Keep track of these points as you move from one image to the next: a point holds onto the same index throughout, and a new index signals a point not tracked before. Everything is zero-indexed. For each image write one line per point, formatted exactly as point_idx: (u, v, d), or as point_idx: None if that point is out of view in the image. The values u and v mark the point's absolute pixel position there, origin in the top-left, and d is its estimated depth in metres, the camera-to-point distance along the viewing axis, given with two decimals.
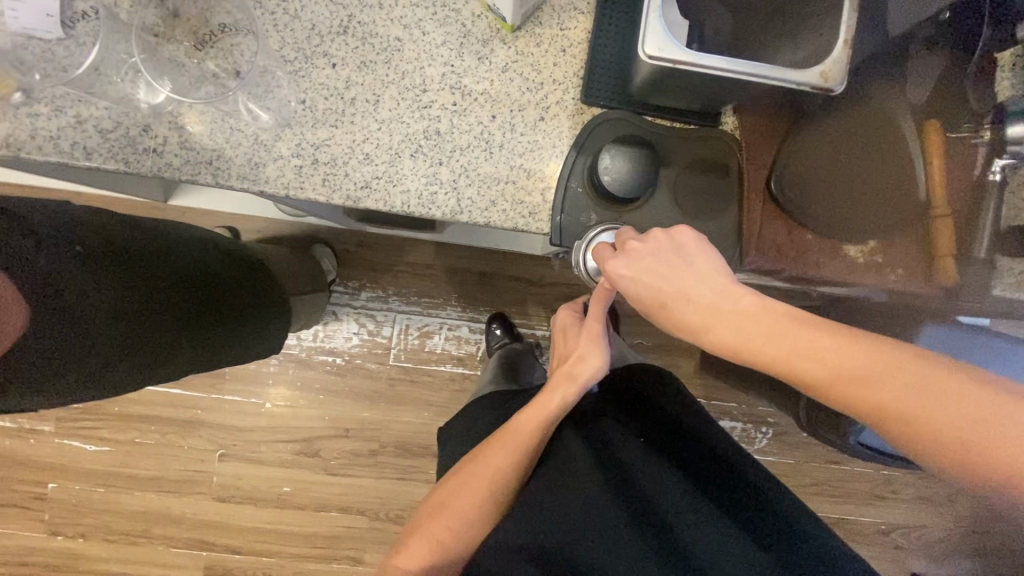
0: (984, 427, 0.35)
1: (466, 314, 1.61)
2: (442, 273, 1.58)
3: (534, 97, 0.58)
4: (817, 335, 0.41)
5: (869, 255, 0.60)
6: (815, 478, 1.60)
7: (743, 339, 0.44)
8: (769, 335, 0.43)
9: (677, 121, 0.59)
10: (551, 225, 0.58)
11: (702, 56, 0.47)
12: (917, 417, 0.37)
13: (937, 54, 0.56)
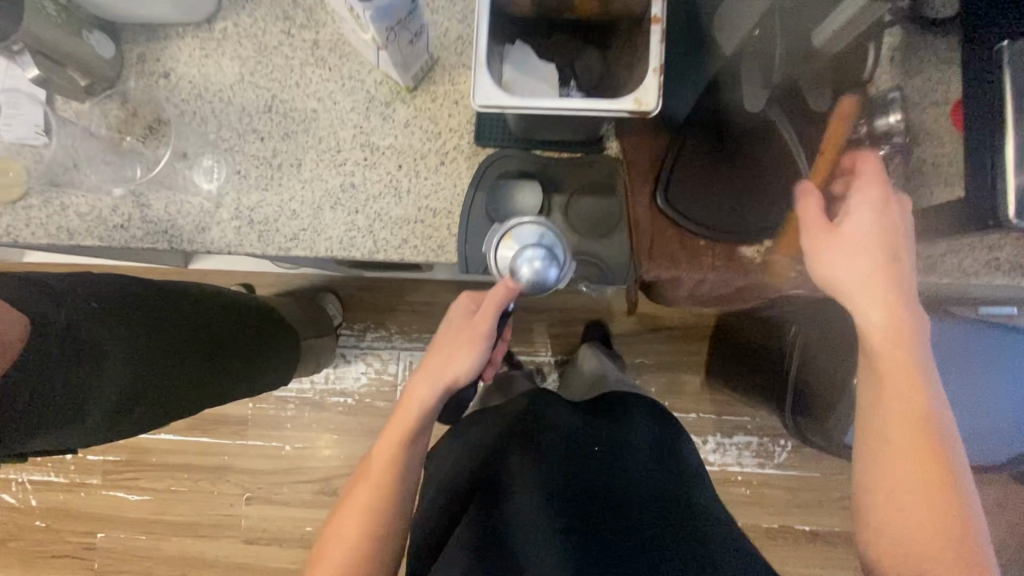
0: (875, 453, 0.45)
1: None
2: (439, 309, 1.66)
3: (434, 146, 0.65)
4: None
5: (764, 254, 0.63)
6: (842, 490, 1.53)
7: None
8: None
9: (565, 150, 0.65)
10: (459, 256, 0.64)
11: (527, 99, 0.50)
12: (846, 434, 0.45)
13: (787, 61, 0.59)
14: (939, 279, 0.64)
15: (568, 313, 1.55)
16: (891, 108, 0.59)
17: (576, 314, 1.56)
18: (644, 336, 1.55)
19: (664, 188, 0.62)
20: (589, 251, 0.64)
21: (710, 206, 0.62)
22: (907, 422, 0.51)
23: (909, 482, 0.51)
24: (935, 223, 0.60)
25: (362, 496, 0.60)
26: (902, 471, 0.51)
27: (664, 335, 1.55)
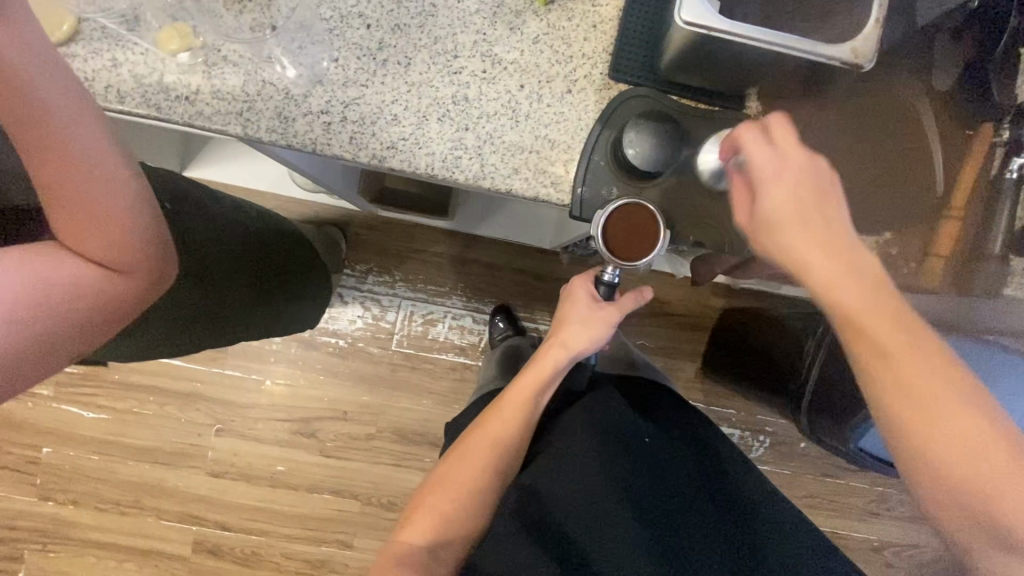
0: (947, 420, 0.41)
1: (471, 305, 1.61)
2: (450, 263, 1.59)
3: (562, 69, 0.59)
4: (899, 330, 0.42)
5: (884, 247, 0.61)
6: (812, 491, 1.58)
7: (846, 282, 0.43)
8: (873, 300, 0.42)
9: (703, 102, 0.60)
10: (572, 197, 0.59)
11: (737, 24, 0.48)
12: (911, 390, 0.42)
13: (950, 49, 0.58)
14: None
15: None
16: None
17: None
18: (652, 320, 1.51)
19: None
20: (709, 215, 0.61)
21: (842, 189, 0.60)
22: (920, 383, 0.41)
23: (990, 471, 0.40)
24: None
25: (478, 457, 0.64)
26: (938, 432, 0.41)
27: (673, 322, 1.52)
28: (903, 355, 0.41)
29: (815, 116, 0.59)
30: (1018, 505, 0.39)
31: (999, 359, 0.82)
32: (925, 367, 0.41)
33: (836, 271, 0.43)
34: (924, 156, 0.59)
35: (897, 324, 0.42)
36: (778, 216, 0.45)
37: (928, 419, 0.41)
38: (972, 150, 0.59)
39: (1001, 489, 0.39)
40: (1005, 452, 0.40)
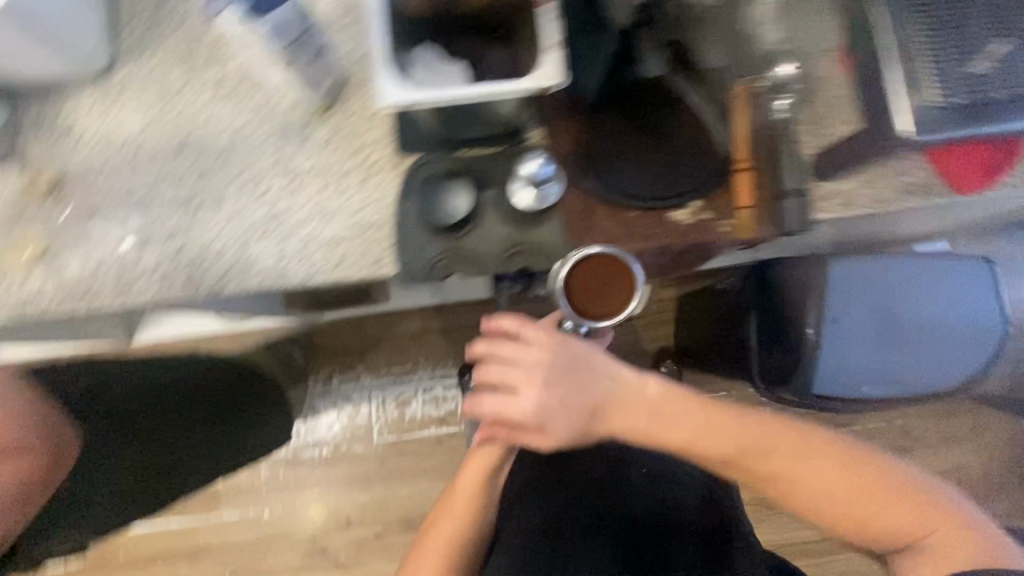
0: (822, 492, 0.62)
1: (437, 374, 1.46)
2: (403, 340, 1.45)
3: (355, 160, 0.64)
4: (752, 440, 0.61)
5: (694, 216, 0.65)
6: None
7: (709, 433, 0.60)
8: (721, 441, 0.60)
9: (491, 146, 0.66)
10: (397, 266, 0.63)
11: (430, 92, 0.53)
12: (791, 484, 0.62)
13: (686, 21, 0.63)
14: (860, 212, 0.67)
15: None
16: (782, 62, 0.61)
17: None
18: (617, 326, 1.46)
19: (591, 167, 0.65)
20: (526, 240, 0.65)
21: (633, 177, 0.65)
22: (811, 477, 0.62)
23: (873, 502, 0.61)
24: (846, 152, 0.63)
25: (448, 521, 0.72)
26: (829, 503, 0.62)
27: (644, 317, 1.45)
28: (790, 459, 0.61)
29: (593, 124, 0.66)
30: (863, 501, 0.61)
31: (862, 273, 0.97)
32: (805, 447, 0.62)
33: (745, 426, 0.61)
34: (697, 126, 0.66)
35: (788, 435, 0.62)
36: (627, 405, 0.60)
37: (818, 494, 0.62)
38: (736, 106, 0.62)
39: (878, 514, 0.61)
40: (864, 481, 0.62)
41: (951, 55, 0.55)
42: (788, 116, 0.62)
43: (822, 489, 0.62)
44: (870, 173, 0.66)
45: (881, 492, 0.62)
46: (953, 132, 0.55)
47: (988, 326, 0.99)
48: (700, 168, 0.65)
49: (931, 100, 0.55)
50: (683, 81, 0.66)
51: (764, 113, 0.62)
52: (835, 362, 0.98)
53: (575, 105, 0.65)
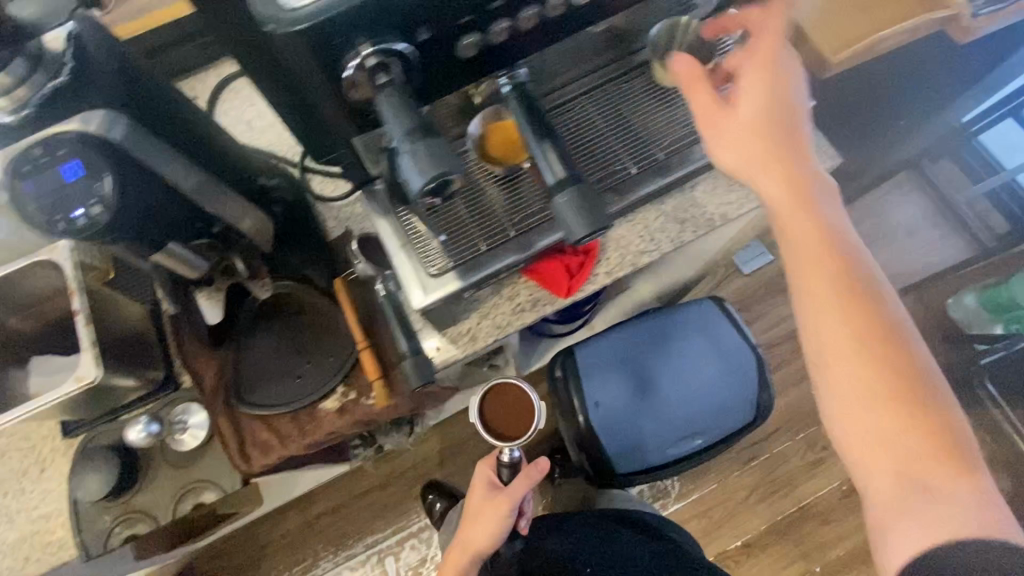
0: (900, 436, 0.44)
1: (341, 558, 1.43)
2: (298, 536, 1.44)
3: (30, 458, 0.70)
4: (865, 326, 0.45)
5: (343, 398, 0.72)
6: (749, 485, 1.45)
7: (824, 322, 0.46)
8: (841, 318, 0.46)
9: (148, 401, 0.71)
10: (76, 549, 0.66)
11: None
12: (864, 407, 0.45)
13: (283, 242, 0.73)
14: (490, 341, 0.75)
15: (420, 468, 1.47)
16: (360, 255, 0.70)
17: (421, 463, 1.48)
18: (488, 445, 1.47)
19: (237, 388, 0.72)
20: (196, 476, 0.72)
21: (276, 385, 0.72)
22: (860, 352, 0.45)
23: (883, 430, 0.44)
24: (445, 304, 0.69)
25: None
26: (864, 415, 0.45)
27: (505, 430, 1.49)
28: (848, 319, 0.45)
29: (233, 348, 0.73)
30: (918, 459, 0.44)
31: (609, 351, 1.05)
32: (867, 323, 0.45)
33: (798, 257, 0.48)
34: (323, 319, 0.74)
35: (851, 286, 0.46)
36: (477, 526, 0.83)
37: (863, 389, 0.45)
38: (341, 296, 0.71)
39: (890, 449, 0.44)
40: (910, 384, 0.44)
41: (442, 221, 0.62)
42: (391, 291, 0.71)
43: (898, 416, 0.44)
44: (483, 306, 0.75)
45: (921, 415, 0.44)
46: (470, 279, 0.62)
47: (738, 352, 1.05)
48: (334, 354, 0.73)
49: (438, 266, 0.62)
50: (295, 285, 0.74)
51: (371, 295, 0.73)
52: (617, 437, 1.03)
53: (209, 338, 0.72)
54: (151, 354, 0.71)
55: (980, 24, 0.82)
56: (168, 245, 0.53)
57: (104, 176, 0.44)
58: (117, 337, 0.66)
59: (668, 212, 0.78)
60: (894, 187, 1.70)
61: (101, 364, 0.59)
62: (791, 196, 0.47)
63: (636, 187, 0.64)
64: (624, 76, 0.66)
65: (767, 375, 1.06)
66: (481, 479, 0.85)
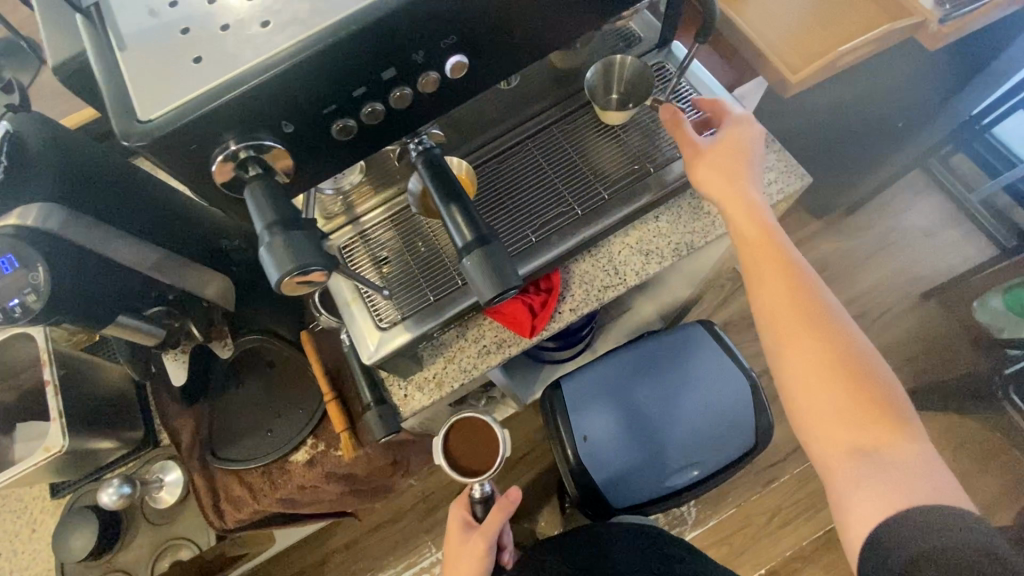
0: (841, 405, 0.49)
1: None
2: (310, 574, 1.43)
3: (21, 520, 0.73)
4: (804, 309, 0.52)
5: (313, 449, 0.73)
6: (771, 508, 1.37)
7: (773, 306, 0.53)
8: (786, 307, 0.53)
9: (130, 460, 0.74)
10: None
11: None
12: (808, 382, 0.50)
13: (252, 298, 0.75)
14: (456, 386, 0.73)
15: (427, 501, 1.45)
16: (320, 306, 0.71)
17: (429, 494, 1.47)
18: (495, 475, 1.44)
19: (209, 445, 0.73)
20: (176, 532, 0.74)
21: (246, 440, 0.73)
22: (809, 339, 0.51)
23: (830, 405, 0.49)
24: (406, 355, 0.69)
25: None
26: (819, 392, 0.50)
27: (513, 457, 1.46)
28: (795, 311, 0.52)
29: (204, 405, 0.74)
30: (860, 423, 0.48)
31: (594, 382, 1.03)
32: (809, 313, 0.52)
33: (751, 267, 0.56)
34: (292, 370, 0.75)
35: (794, 282, 0.53)
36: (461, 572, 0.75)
37: (814, 367, 0.50)
38: (306, 349, 0.72)
39: (841, 420, 0.49)
40: (852, 362, 0.50)
41: (390, 275, 0.63)
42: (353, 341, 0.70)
43: (840, 383, 0.49)
44: (448, 350, 0.74)
45: (863, 387, 0.49)
46: (420, 330, 0.62)
47: (731, 378, 1.01)
48: (304, 406, 0.74)
49: (388, 319, 0.62)
50: (261, 340, 0.74)
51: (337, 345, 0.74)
52: (609, 469, 0.99)
53: (181, 398, 0.73)
54: (131, 416, 0.75)
55: (947, 31, 0.79)
56: (118, 317, 0.56)
57: (36, 267, 0.47)
58: (91, 403, 0.69)
59: (634, 245, 0.76)
60: (909, 185, 1.61)
61: (67, 432, 0.63)
62: (741, 215, 0.57)
63: (584, 226, 0.63)
64: (570, 114, 0.66)
65: (764, 399, 1.01)
66: (456, 520, 0.80)
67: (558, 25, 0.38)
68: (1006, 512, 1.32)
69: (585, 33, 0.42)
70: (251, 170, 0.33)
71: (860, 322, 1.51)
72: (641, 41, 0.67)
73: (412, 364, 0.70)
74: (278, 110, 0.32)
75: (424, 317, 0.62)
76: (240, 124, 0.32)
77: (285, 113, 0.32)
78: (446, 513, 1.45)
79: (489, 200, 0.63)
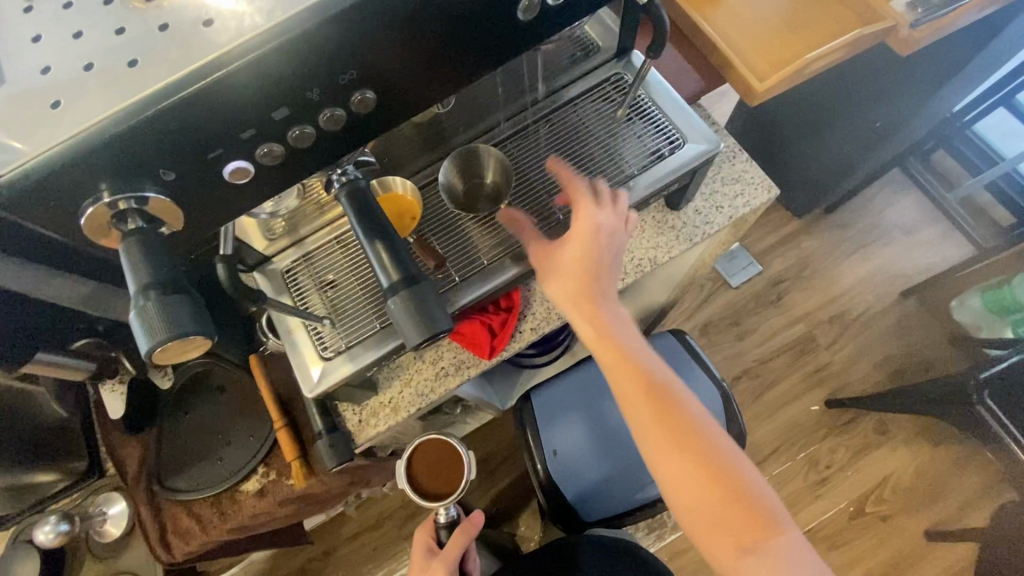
0: (714, 508, 0.51)
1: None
2: None
3: None
4: (664, 422, 0.53)
5: (265, 477, 0.70)
6: None
7: (640, 421, 0.54)
8: (651, 420, 0.54)
9: (75, 492, 0.71)
10: None
11: None
12: (682, 490, 0.52)
13: None
14: (413, 410, 0.71)
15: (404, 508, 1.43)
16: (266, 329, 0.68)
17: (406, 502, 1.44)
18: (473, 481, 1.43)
19: (154, 474, 0.70)
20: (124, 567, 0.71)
21: (193, 469, 0.70)
22: (677, 452, 0.53)
23: (707, 511, 0.52)
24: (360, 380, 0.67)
25: None
26: (695, 502, 0.52)
27: (491, 463, 1.44)
28: (658, 424, 0.54)
29: (150, 433, 0.71)
30: (733, 520, 0.51)
31: (566, 393, 1.01)
32: (672, 424, 0.53)
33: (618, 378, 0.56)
34: (242, 395, 0.72)
35: (657, 392, 0.54)
36: None
37: (685, 478, 0.52)
38: (254, 373, 0.69)
39: (717, 525, 0.51)
40: (722, 469, 0.52)
41: (334, 301, 0.61)
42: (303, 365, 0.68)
43: (707, 487, 0.52)
44: (404, 373, 0.71)
45: (731, 489, 0.52)
46: (364, 360, 0.59)
47: (703, 388, 0.99)
48: (254, 432, 0.71)
49: (332, 348, 0.59)
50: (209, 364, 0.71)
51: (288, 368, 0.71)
52: (581, 483, 0.97)
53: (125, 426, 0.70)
54: (75, 444, 0.71)
55: (920, 35, 0.77)
56: (37, 355, 0.53)
57: None
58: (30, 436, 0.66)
59: None
60: (888, 184, 1.60)
61: None
62: (604, 321, 0.56)
63: None
64: (526, 127, 0.63)
65: (736, 408, 0.99)
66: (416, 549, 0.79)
67: (478, 53, 0.36)
68: (981, 510, 1.33)
69: (514, 56, 0.39)
70: (131, 223, 0.31)
71: (840, 322, 1.51)
72: (600, 50, 0.64)
73: (365, 389, 0.67)
74: (155, 158, 0.29)
75: (372, 343, 0.59)
76: (112, 173, 0.29)
77: (164, 161, 0.30)
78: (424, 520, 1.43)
79: (438, 221, 0.60)
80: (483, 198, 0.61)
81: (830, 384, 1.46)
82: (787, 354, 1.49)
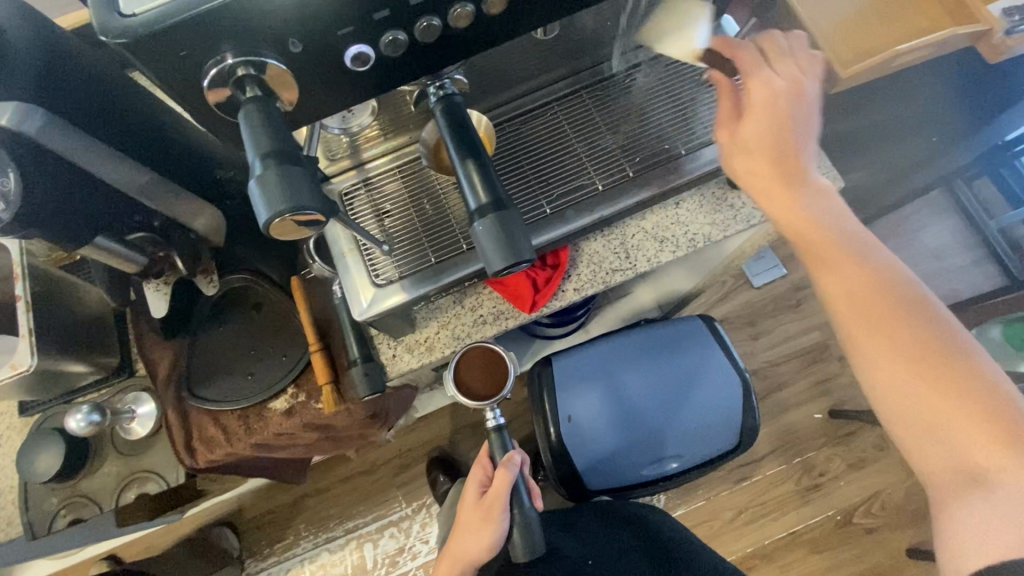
0: (935, 428, 0.43)
1: (320, 539, 1.42)
2: (278, 514, 1.43)
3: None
4: (889, 294, 0.46)
5: (293, 398, 0.71)
6: (737, 506, 1.37)
7: (852, 323, 0.47)
8: (855, 292, 0.47)
9: (104, 386, 0.72)
10: (23, 525, 0.68)
11: None
12: (891, 399, 0.45)
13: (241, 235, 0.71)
14: (448, 352, 0.71)
15: (404, 456, 1.45)
16: (311, 254, 0.67)
17: (404, 453, 1.46)
18: (473, 440, 1.45)
19: (181, 378, 0.70)
20: (142, 466, 0.72)
21: (221, 378, 0.70)
22: (889, 346, 0.45)
23: (928, 413, 0.43)
24: (405, 324, 0.67)
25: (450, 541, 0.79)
26: (902, 397, 0.44)
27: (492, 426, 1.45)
28: (877, 313, 0.46)
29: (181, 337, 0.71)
30: (972, 444, 0.41)
31: (587, 362, 0.99)
32: (909, 321, 0.45)
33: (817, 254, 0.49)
34: (277, 315, 0.72)
35: (892, 309, 0.46)
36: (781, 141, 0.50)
37: (915, 383, 0.44)
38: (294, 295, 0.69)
39: (941, 436, 0.43)
40: (938, 352, 0.44)
41: (391, 229, 0.60)
42: (345, 295, 0.68)
43: (912, 401, 0.44)
44: (442, 316, 0.71)
45: (959, 396, 0.42)
46: (415, 292, 0.58)
47: (726, 378, 0.98)
48: (285, 353, 0.71)
49: (385, 276, 0.59)
50: (247, 280, 0.71)
51: (323, 294, 0.71)
52: (590, 452, 0.98)
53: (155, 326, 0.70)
54: (107, 341, 0.72)
55: (1013, 44, 0.73)
56: (96, 240, 0.53)
57: (6, 172, 0.44)
58: (67, 322, 0.66)
59: (650, 230, 0.72)
60: (927, 205, 1.57)
61: (36, 352, 0.61)
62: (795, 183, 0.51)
63: (602, 205, 0.59)
64: (599, 81, 0.62)
65: (753, 400, 0.99)
66: (468, 488, 0.81)
67: None
68: None
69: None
70: (249, 90, 0.33)
71: None
72: None
73: (405, 327, 0.67)
74: (286, 28, 0.31)
75: (428, 278, 0.58)
76: (240, 41, 0.31)
77: (292, 34, 0.32)
78: (420, 472, 1.45)
79: (505, 162, 0.59)
80: (551, 150, 0.60)
81: (835, 396, 1.45)
82: (799, 359, 1.47)
